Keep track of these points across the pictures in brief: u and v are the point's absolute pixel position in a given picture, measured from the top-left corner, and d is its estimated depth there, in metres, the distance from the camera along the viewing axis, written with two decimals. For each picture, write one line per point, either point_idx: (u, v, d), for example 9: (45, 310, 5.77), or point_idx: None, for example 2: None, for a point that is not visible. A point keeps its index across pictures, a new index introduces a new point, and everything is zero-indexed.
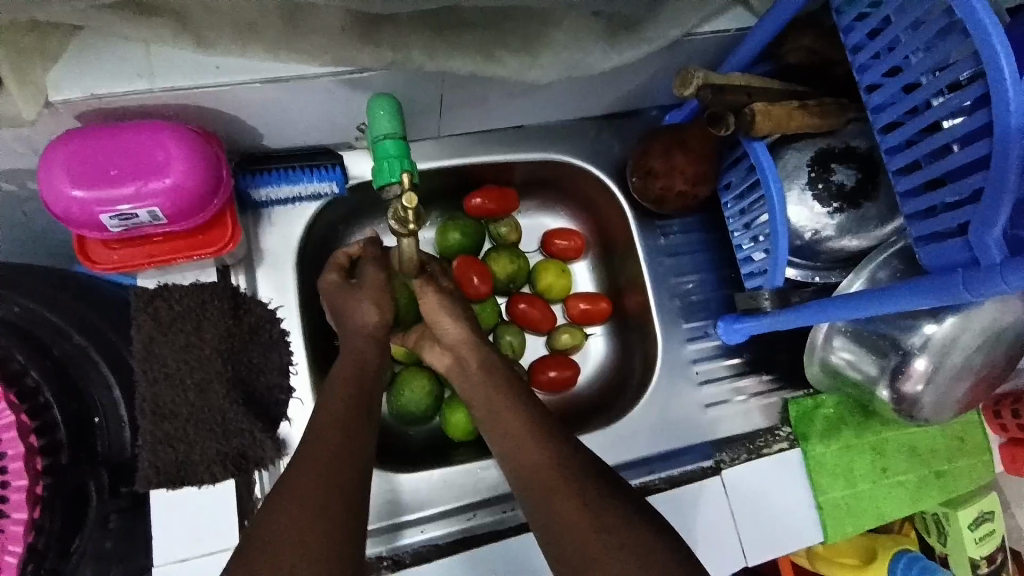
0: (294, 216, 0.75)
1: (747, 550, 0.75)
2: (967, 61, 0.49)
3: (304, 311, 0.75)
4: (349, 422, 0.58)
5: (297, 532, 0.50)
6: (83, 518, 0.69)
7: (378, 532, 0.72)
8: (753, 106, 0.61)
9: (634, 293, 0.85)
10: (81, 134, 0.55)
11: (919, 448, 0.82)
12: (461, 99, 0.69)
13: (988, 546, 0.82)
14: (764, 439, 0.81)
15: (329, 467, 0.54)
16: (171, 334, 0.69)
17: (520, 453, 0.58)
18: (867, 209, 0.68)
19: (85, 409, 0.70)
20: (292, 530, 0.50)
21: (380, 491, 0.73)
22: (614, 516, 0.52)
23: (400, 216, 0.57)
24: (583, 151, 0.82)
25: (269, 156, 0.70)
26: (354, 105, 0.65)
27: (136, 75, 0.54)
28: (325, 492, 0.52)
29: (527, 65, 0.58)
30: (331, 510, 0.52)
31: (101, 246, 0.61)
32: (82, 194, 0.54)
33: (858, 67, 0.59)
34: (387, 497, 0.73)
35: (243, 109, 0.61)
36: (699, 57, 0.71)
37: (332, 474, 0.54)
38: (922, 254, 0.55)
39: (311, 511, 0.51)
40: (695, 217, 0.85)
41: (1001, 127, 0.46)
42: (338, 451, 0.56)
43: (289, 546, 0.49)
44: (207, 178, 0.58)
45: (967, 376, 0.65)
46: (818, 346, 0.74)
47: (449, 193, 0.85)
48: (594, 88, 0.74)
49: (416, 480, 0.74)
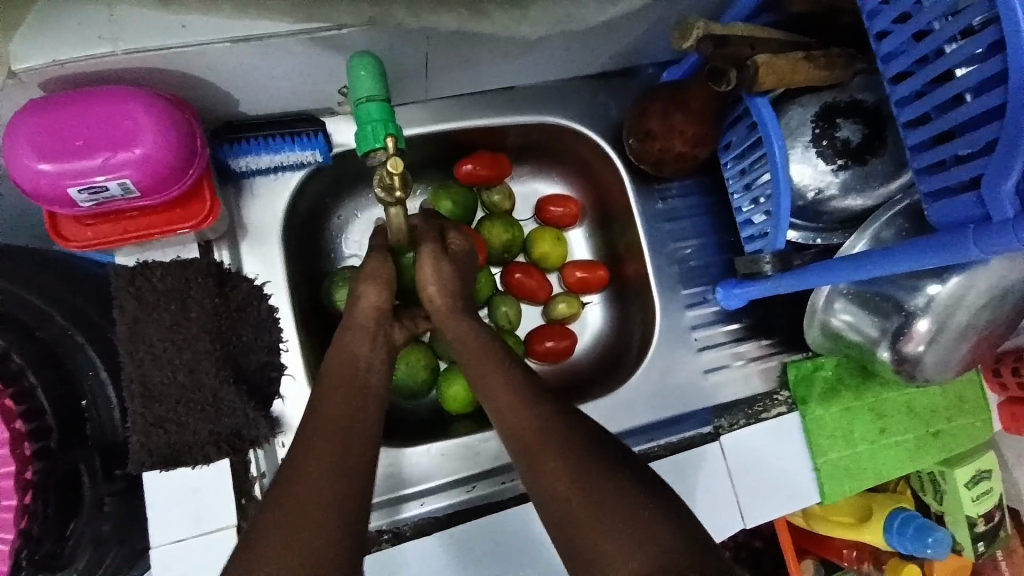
0: (278, 188, 0.72)
1: (745, 512, 0.75)
2: (981, 3, 0.46)
3: (293, 287, 0.73)
4: (347, 396, 0.57)
5: (297, 516, 0.49)
6: (78, 501, 0.68)
7: (382, 505, 0.72)
8: (755, 58, 0.58)
9: (632, 260, 0.83)
10: (45, 104, 0.52)
11: (918, 408, 0.82)
12: (448, 59, 0.66)
13: (984, 503, 0.83)
14: (764, 404, 0.81)
15: (324, 454, 0.53)
16: (155, 313, 0.66)
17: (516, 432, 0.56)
18: (873, 166, 0.66)
19: (73, 394, 0.69)
20: (292, 512, 0.49)
21: (385, 464, 0.73)
22: (607, 497, 0.51)
23: (386, 183, 0.54)
24: (577, 112, 0.79)
25: (246, 124, 0.67)
26: (334, 66, 0.61)
27: (98, 38, 0.50)
28: (324, 476, 0.51)
29: (518, 19, 0.55)
30: (329, 492, 0.50)
31: (73, 223, 0.59)
32: (48, 168, 0.51)
33: (868, 14, 0.56)
34: (389, 470, 0.72)
35: (214, 73, 0.57)
36: (699, 7, 0.67)
37: (330, 458, 0.52)
38: (930, 212, 0.54)
39: (314, 492, 0.50)
40: (693, 179, 0.82)
41: (1017, 75, 0.44)
42: (333, 434, 0.54)
43: (288, 528, 0.48)
44: (178, 149, 0.55)
45: (971, 335, 0.64)
46: (819, 309, 0.72)
47: (439, 160, 0.82)
48: (586, 44, 0.70)
49: (419, 453, 0.74)
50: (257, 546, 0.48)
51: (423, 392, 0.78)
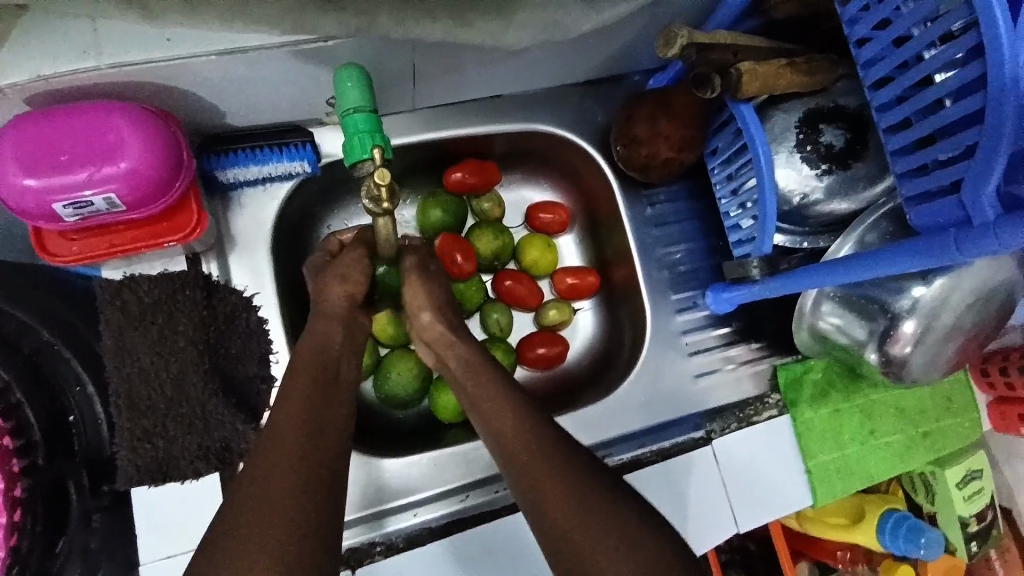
0: (266, 198, 0.72)
1: (738, 516, 0.76)
2: (959, 10, 0.46)
3: (283, 298, 0.73)
4: (317, 402, 0.55)
5: (271, 525, 0.47)
6: (67, 517, 0.68)
7: (356, 522, 0.71)
8: (739, 66, 0.59)
9: (621, 266, 0.83)
10: (28, 117, 0.51)
11: (907, 409, 0.82)
12: (435, 67, 0.66)
13: (976, 504, 0.84)
14: (755, 407, 0.81)
15: (292, 456, 0.51)
16: (142, 326, 0.66)
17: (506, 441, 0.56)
18: (857, 170, 0.67)
19: (60, 409, 0.68)
20: (272, 522, 0.48)
21: (356, 480, 0.72)
22: (598, 506, 0.51)
23: (373, 195, 0.54)
24: (564, 119, 0.79)
25: (234, 136, 0.67)
26: (321, 77, 0.61)
27: (82, 52, 0.50)
28: (302, 479, 0.50)
29: (504, 28, 0.55)
30: (307, 500, 0.49)
31: (59, 238, 0.58)
32: (34, 183, 0.51)
33: (848, 20, 0.57)
34: (363, 485, 0.72)
35: (200, 85, 0.57)
36: (683, 15, 0.67)
37: (298, 461, 0.51)
38: (911, 215, 0.54)
39: (289, 501, 0.48)
40: (681, 184, 0.83)
41: (995, 80, 0.45)
42: (307, 440, 0.53)
43: (260, 539, 0.47)
44: (165, 162, 0.55)
45: (957, 336, 0.65)
46: (807, 312, 0.73)
47: (428, 168, 0.82)
48: (573, 52, 0.71)
49: (393, 466, 0.73)
50: (226, 555, 0.46)
51: (416, 400, 0.78)
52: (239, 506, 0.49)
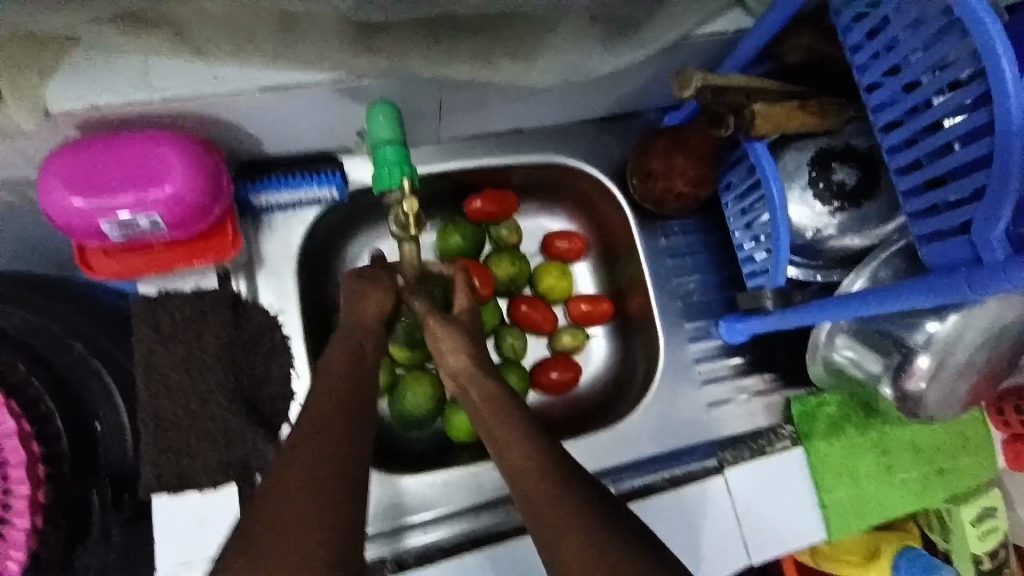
0: (293, 223, 0.74)
1: (749, 548, 0.75)
2: (967, 59, 0.49)
3: (306, 316, 0.75)
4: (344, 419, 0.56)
5: (276, 556, 0.49)
6: (88, 528, 0.69)
7: (378, 536, 0.72)
8: (753, 108, 0.61)
9: (635, 295, 0.85)
10: (81, 144, 0.55)
11: (923, 446, 0.82)
12: (459, 103, 0.69)
13: (991, 541, 0.82)
14: (767, 439, 0.81)
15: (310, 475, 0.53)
16: (172, 343, 0.69)
17: (520, 476, 0.57)
18: (868, 207, 0.69)
19: (87, 420, 0.70)
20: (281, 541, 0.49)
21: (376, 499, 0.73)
22: (602, 535, 0.52)
23: (401, 221, 0.60)
24: (581, 152, 0.82)
25: (270, 163, 0.72)
26: (351, 111, 0.65)
27: (134, 86, 0.54)
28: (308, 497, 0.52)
29: (526, 68, 0.58)
30: (312, 518, 0.51)
31: (101, 256, 0.61)
32: (82, 205, 0.54)
33: (858, 67, 0.59)
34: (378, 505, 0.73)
35: (240, 116, 0.61)
36: (698, 57, 0.70)
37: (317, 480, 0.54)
38: (924, 252, 0.55)
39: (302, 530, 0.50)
40: (695, 217, 0.85)
41: (1003, 125, 0.46)
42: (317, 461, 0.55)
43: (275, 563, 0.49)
44: (205, 188, 0.58)
45: (970, 372, 0.65)
46: (821, 345, 0.74)
47: (450, 196, 0.84)
48: (590, 91, 0.74)
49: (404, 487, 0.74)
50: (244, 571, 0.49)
51: (429, 421, 0.79)
52: (253, 537, 0.50)
